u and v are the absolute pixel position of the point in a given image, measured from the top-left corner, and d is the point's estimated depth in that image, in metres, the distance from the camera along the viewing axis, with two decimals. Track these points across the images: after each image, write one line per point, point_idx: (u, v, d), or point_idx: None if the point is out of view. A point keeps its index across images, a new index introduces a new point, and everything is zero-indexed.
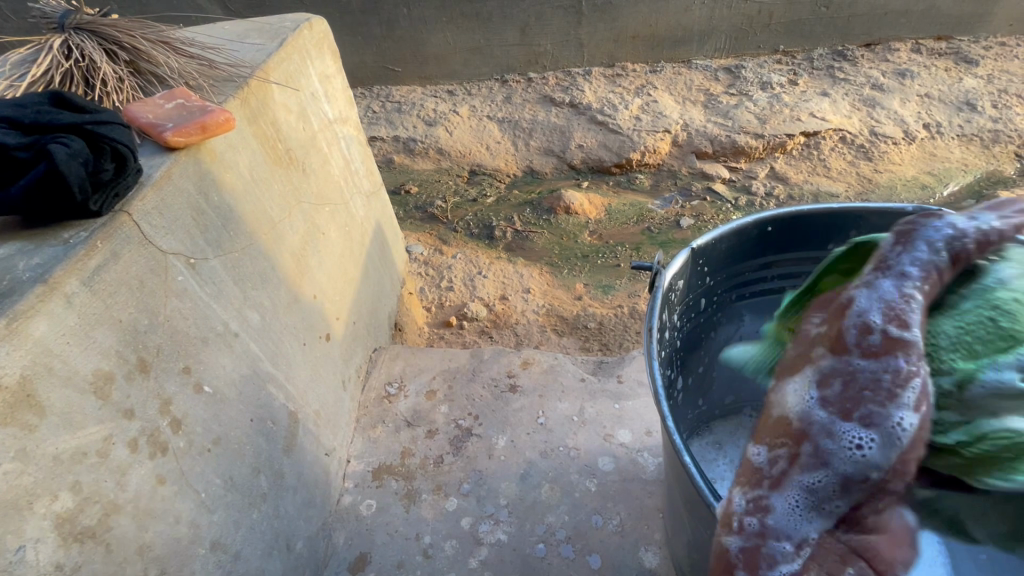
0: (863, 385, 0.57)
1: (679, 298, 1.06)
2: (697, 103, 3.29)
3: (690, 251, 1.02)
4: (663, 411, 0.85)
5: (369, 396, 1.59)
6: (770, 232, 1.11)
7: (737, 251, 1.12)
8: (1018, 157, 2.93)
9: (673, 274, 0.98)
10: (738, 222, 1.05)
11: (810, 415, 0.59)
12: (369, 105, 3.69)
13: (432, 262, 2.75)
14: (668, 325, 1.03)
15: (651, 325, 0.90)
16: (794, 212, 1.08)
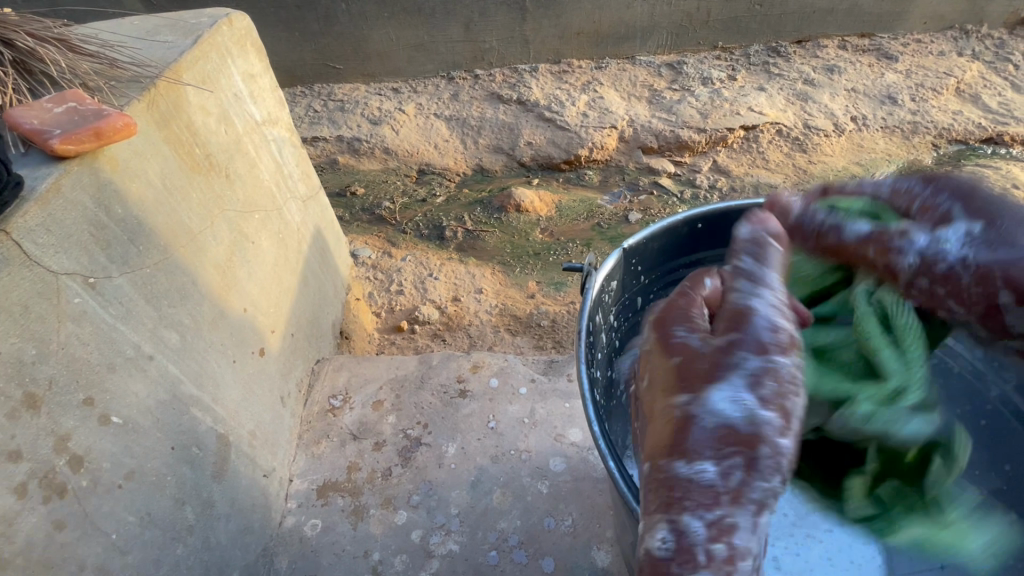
0: (768, 391, 0.69)
1: (614, 298, 1.07)
2: (642, 98, 3.34)
3: (622, 252, 1.02)
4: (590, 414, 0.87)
5: (312, 410, 1.53)
6: (701, 228, 1.13)
7: (670, 249, 1.14)
8: (935, 147, 3.15)
9: (603, 276, 0.99)
10: (669, 221, 1.06)
11: (748, 419, 0.67)
12: (310, 104, 3.57)
13: (381, 265, 2.68)
14: (603, 326, 1.04)
15: (581, 328, 0.92)
16: (723, 209, 1.10)
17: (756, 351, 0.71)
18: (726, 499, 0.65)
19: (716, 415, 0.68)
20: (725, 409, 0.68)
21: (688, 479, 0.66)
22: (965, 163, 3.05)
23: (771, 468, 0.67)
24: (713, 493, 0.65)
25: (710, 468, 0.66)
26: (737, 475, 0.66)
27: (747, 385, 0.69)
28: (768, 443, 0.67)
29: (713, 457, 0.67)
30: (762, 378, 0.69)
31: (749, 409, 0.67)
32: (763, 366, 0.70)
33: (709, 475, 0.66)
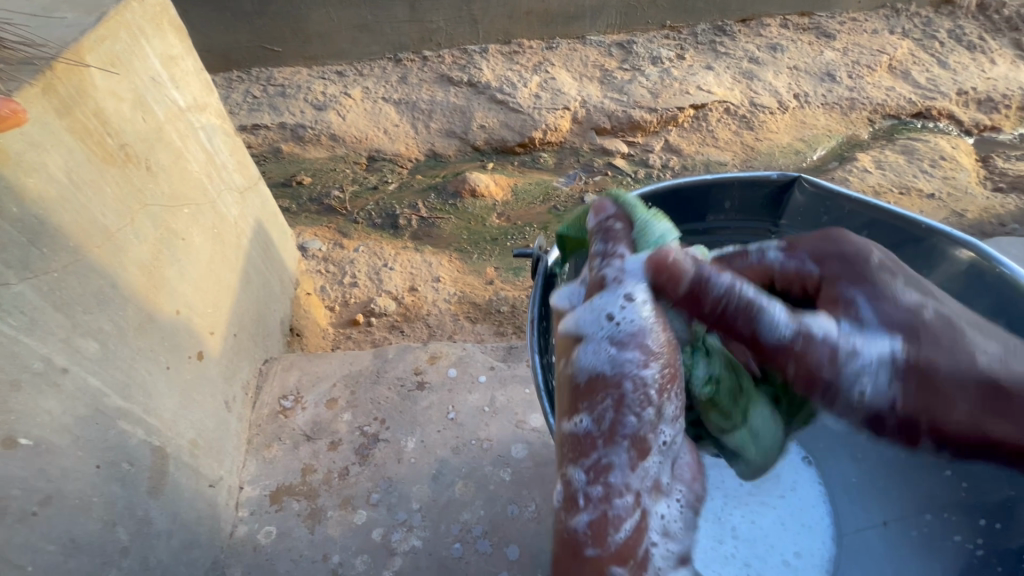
0: (625, 339, 0.75)
1: (567, 280, 1.08)
2: (593, 79, 3.33)
3: (572, 233, 1.03)
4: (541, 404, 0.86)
5: (261, 413, 1.46)
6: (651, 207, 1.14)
7: None
8: (871, 122, 3.29)
9: (555, 259, 1.00)
10: None
11: (608, 365, 0.74)
12: (248, 89, 3.39)
13: (332, 257, 2.58)
14: (556, 307, 1.05)
15: (532, 316, 0.92)
16: (674, 187, 1.11)
17: (618, 302, 0.79)
18: (601, 441, 0.71)
19: (587, 367, 0.76)
20: (626, 357, 0.74)
21: (578, 430, 0.73)
22: (898, 137, 3.20)
23: (643, 401, 0.72)
24: (589, 438, 0.72)
25: (586, 418, 0.73)
26: (609, 416, 0.72)
27: (604, 338, 0.76)
28: (631, 381, 0.73)
29: (586, 407, 0.74)
30: (623, 330, 0.76)
31: (605, 357, 0.75)
32: (619, 314, 0.77)
33: (586, 423, 0.73)
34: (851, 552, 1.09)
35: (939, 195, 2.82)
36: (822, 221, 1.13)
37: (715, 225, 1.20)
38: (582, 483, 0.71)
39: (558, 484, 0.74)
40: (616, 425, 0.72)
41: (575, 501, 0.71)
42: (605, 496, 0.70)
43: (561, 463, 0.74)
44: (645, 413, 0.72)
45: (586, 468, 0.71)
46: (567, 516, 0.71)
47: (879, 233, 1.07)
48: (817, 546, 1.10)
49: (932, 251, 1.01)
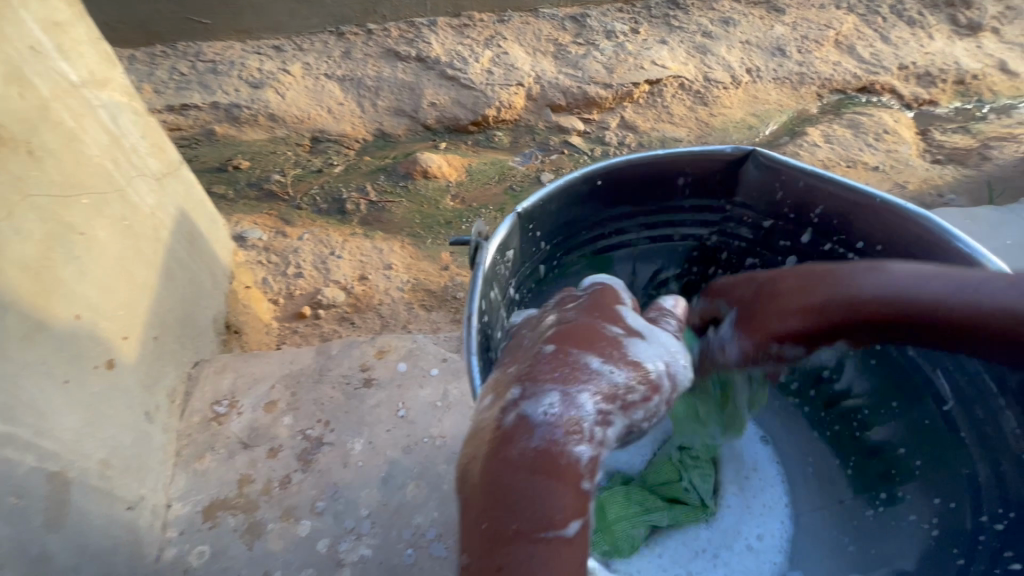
0: (677, 360, 0.81)
1: (511, 269, 1.01)
2: (547, 54, 3.22)
3: (514, 219, 0.95)
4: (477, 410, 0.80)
5: (191, 422, 1.33)
6: (600, 184, 1.06)
7: (573, 209, 1.07)
8: (819, 97, 3.33)
9: (496, 248, 0.93)
10: (564, 180, 1.00)
11: (661, 364, 0.78)
12: (174, 66, 3.11)
13: (274, 247, 2.42)
14: (501, 299, 0.99)
15: (470, 314, 0.83)
16: (622, 163, 1.04)
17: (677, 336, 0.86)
18: (622, 406, 0.72)
19: (642, 351, 0.78)
20: (670, 369, 0.80)
21: (612, 378, 0.73)
22: (844, 111, 3.26)
23: (653, 412, 0.77)
24: (618, 392, 0.72)
25: (623, 374, 0.74)
26: (640, 395, 0.75)
27: (667, 348, 0.81)
28: (669, 392, 0.78)
29: (630, 368, 0.75)
30: (679, 356, 0.82)
31: (657, 355, 0.79)
32: (677, 340, 0.85)
33: (621, 378, 0.73)
34: (809, 526, 1.18)
35: (882, 168, 2.90)
36: (776, 197, 1.07)
37: (669, 202, 1.13)
38: (594, 426, 0.70)
39: (561, 394, 0.69)
40: (638, 403, 0.74)
41: (580, 430, 0.69)
42: (598, 444, 0.70)
43: (571, 381, 0.71)
44: (646, 420, 0.76)
45: (602, 415, 0.71)
46: (560, 435, 0.67)
47: (834, 210, 1.01)
48: (777, 525, 1.19)
49: (891, 225, 0.95)
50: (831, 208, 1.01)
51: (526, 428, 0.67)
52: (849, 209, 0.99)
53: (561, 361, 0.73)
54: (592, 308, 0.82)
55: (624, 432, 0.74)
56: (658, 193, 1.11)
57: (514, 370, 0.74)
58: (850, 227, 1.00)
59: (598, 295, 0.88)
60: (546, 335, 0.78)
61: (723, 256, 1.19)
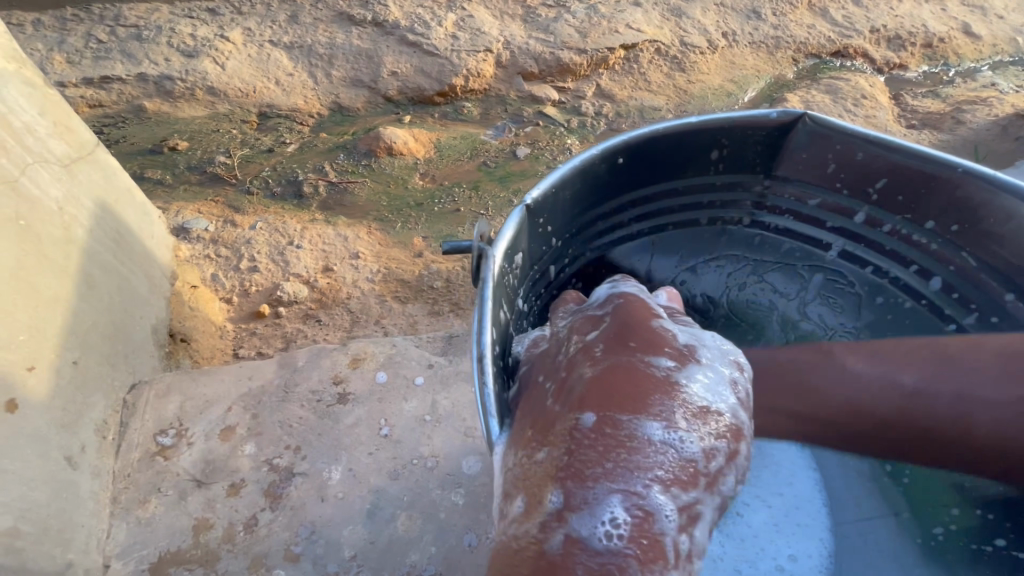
0: (739, 393, 0.68)
1: (521, 271, 0.91)
2: (515, 17, 2.97)
3: (523, 210, 0.85)
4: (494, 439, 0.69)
5: (130, 459, 1.12)
6: (620, 163, 0.97)
7: (584, 196, 0.97)
8: (795, 62, 3.22)
9: (505, 247, 0.82)
10: (575, 161, 0.90)
11: (723, 405, 0.65)
12: (91, 32, 2.70)
13: (223, 238, 2.14)
14: (511, 308, 0.88)
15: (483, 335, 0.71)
16: (638, 138, 0.95)
17: (719, 352, 0.70)
18: (703, 484, 0.60)
19: (699, 392, 0.64)
20: (735, 406, 0.66)
21: (684, 454, 0.60)
22: (821, 76, 3.17)
23: (738, 470, 0.64)
24: (696, 469, 0.60)
25: (695, 441, 0.61)
26: (718, 458, 0.62)
27: (721, 377, 0.67)
28: (745, 441, 0.65)
29: (698, 429, 0.62)
30: (737, 382, 0.68)
31: (713, 391, 0.65)
32: (727, 359, 0.69)
33: (695, 448, 0.61)
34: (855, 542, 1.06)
35: None
36: (829, 169, 1.00)
37: (691, 180, 1.05)
38: (672, 526, 0.57)
39: (625, 502, 0.56)
40: (718, 471, 0.62)
41: (660, 554, 0.56)
42: (689, 552, 0.58)
43: (634, 478, 0.57)
44: (733, 483, 0.63)
45: (678, 506, 0.58)
46: (633, 561, 0.54)
47: (898, 183, 0.95)
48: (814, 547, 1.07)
49: (963, 192, 0.89)
50: (894, 180, 0.94)
51: (581, 555, 0.55)
52: (917, 180, 0.92)
53: (606, 443, 0.59)
54: (623, 342, 0.67)
55: (713, 512, 0.62)
56: (675, 173, 1.03)
57: (545, 457, 0.60)
58: (918, 203, 0.94)
59: (624, 310, 0.72)
60: (571, 403, 0.62)
61: (755, 239, 1.11)
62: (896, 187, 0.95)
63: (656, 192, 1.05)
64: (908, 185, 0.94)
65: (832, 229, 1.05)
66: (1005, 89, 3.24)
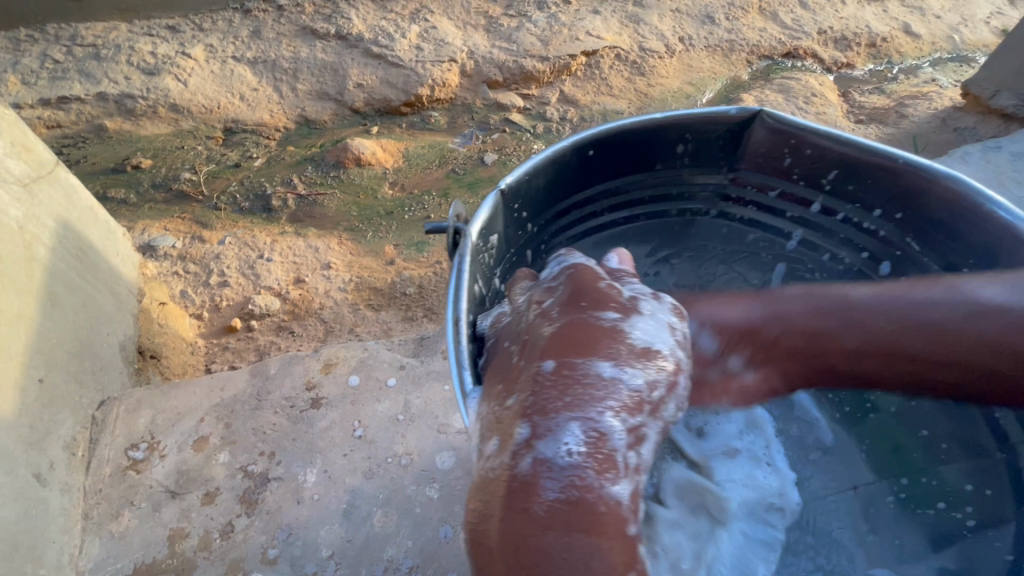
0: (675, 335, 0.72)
1: (495, 253, 0.96)
2: (478, 27, 3.04)
3: (498, 195, 0.89)
4: (466, 398, 0.72)
5: (102, 474, 1.12)
6: (592, 154, 1.02)
7: (556, 184, 1.02)
8: (749, 63, 3.36)
9: (479, 229, 0.86)
10: (549, 150, 0.95)
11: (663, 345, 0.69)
12: (46, 52, 2.67)
13: (191, 254, 2.13)
14: (485, 288, 0.93)
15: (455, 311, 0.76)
16: (609, 130, 0.99)
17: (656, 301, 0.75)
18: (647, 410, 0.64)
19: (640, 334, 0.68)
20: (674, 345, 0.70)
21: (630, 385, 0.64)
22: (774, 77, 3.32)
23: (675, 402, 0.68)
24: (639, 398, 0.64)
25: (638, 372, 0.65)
26: (660, 387, 0.66)
27: (658, 321, 0.72)
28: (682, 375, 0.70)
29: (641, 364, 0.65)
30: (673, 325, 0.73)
31: (652, 333, 0.69)
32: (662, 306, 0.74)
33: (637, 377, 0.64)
34: None
35: None
36: (784, 162, 1.04)
37: (662, 169, 1.10)
38: (621, 443, 0.61)
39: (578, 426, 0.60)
40: (658, 398, 0.66)
41: (613, 465, 0.59)
42: (636, 467, 0.61)
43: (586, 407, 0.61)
44: (670, 409, 0.67)
45: (626, 428, 0.62)
46: (592, 475, 0.58)
47: (850, 173, 0.99)
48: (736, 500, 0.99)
49: (909, 185, 0.93)
50: (844, 171, 0.99)
51: (548, 474, 0.58)
52: (869, 171, 0.96)
53: (564, 382, 0.62)
54: (575, 299, 0.72)
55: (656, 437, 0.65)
56: (647, 163, 1.09)
57: (513, 402, 0.64)
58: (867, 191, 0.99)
59: (575, 277, 0.77)
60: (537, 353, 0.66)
61: (722, 230, 1.18)
62: (847, 177, 0.99)
63: (627, 180, 1.10)
64: (857, 177, 0.98)
65: (791, 219, 1.11)
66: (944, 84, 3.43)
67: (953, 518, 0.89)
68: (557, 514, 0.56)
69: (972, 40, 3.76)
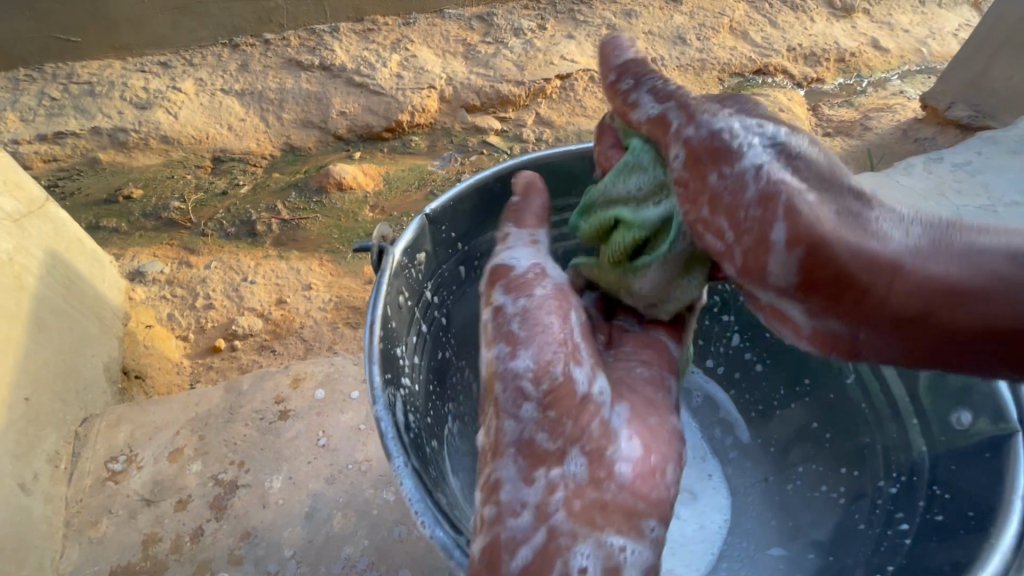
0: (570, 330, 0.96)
1: (426, 269, 1.11)
2: (456, 54, 3.18)
3: (422, 218, 1.06)
4: (371, 386, 0.86)
5: (82, 485, 1.21)
6: (512, 183, 1.19)
7: (482, 209, 1.19)
8: (720, 81, 3.34)
9: (403, 247, 1.03)
10: (470, 179, 1.12)
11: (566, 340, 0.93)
12: (44, 90, 2.82)
13: (179, 278, 2.24)
14: (415, 299, 1.08)
15: (374, 313, 0.91)
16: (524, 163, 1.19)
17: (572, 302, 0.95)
18: None
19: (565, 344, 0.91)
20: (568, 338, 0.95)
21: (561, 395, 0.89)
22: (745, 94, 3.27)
23: None
24: None
25: None
26: None
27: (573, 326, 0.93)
28: None
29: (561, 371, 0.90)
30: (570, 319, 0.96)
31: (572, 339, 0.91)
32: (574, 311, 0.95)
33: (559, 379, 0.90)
34: None
35: None
36: None
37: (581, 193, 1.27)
38: None
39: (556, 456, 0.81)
40: None
41: None
42: None
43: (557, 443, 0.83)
44: None
45: None
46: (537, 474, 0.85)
47: None
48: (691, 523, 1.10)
49: None
50: None
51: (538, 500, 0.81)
52: None
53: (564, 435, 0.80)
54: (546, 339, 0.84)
55: None
56: (564, 188, 1.26)
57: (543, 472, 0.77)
58: None
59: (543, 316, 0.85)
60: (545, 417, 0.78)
61: None
62: None
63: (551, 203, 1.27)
64: None
65: None
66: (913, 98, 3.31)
67: (832, 498, 1.01)
68: (491, 550, 0.73)
69: (939, 52, 3.74)
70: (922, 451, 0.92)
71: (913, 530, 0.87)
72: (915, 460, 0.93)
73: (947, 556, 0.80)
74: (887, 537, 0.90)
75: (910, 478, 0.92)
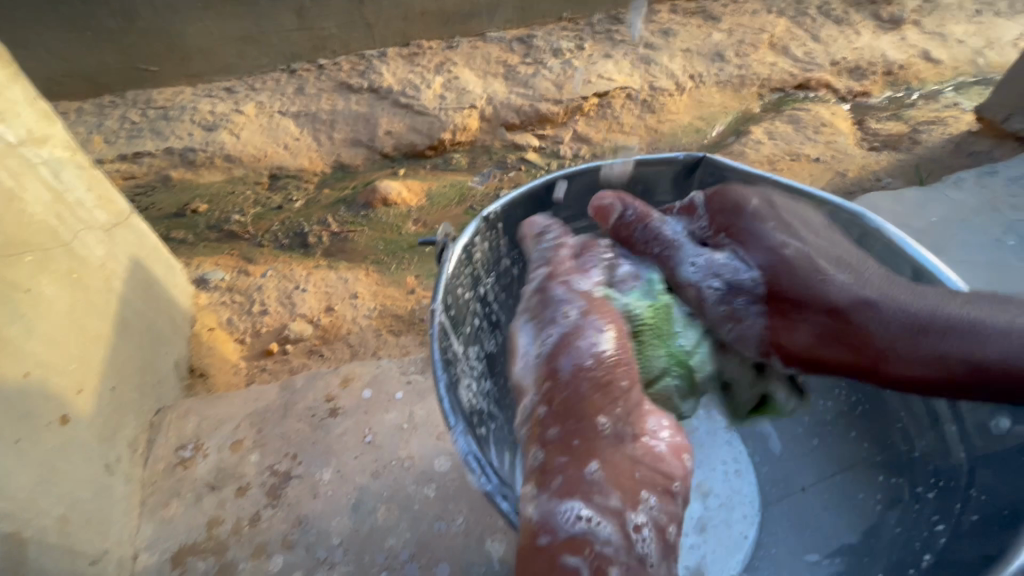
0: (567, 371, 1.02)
1: (480, 267, 1.20)
2: (497, 75, 3.30)
3: (479, 220, 1.15)
4: (435, 359, 0.94)
5: (156, 469, 1.34)
6: (560, 191, 1.28)
7: (531, 214, 1.28)
8: (760, 96, 3.32)
9: (462, 246, 1.12)
10: (524, 187, 1.21)
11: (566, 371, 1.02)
12: (124, 114, 3.11)
13: (237, 286, 2.41)
14: (469, 295, 1.17)
15: (436, 304, 1.00)
16: (573, 172, 1.26)
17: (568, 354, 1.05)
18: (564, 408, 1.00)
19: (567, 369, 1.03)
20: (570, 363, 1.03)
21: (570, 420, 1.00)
22: (786, 108, 3.25)
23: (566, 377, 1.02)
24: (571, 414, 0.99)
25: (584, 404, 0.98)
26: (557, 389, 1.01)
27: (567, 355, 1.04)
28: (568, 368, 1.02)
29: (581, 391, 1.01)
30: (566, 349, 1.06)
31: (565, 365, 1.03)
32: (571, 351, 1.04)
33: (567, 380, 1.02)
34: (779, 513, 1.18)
35: (824, 159, 2.83)
36: None
37: None
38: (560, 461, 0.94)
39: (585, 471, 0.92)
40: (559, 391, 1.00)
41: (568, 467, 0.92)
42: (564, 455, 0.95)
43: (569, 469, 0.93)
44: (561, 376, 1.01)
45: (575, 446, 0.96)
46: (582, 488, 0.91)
47: (778, 204, 1.21)
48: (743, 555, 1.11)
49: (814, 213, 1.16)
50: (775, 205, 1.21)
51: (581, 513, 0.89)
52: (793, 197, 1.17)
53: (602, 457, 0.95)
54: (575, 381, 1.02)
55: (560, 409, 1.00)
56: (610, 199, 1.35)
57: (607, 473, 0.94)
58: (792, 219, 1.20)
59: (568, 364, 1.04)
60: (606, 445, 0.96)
61: None
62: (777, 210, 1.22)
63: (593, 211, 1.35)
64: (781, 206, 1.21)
65: None
66: (967, 109, 3.23)
67: None
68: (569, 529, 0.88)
69: (998, 62, 3.60)
70: (960, 459, 1.01)
71: (947, 531, 0.95)
72: (953, 466, 1.01)
73: (975, 550, 0.87)
74: (921, 537, 0.98)
75: (949, 484, 1.01)
